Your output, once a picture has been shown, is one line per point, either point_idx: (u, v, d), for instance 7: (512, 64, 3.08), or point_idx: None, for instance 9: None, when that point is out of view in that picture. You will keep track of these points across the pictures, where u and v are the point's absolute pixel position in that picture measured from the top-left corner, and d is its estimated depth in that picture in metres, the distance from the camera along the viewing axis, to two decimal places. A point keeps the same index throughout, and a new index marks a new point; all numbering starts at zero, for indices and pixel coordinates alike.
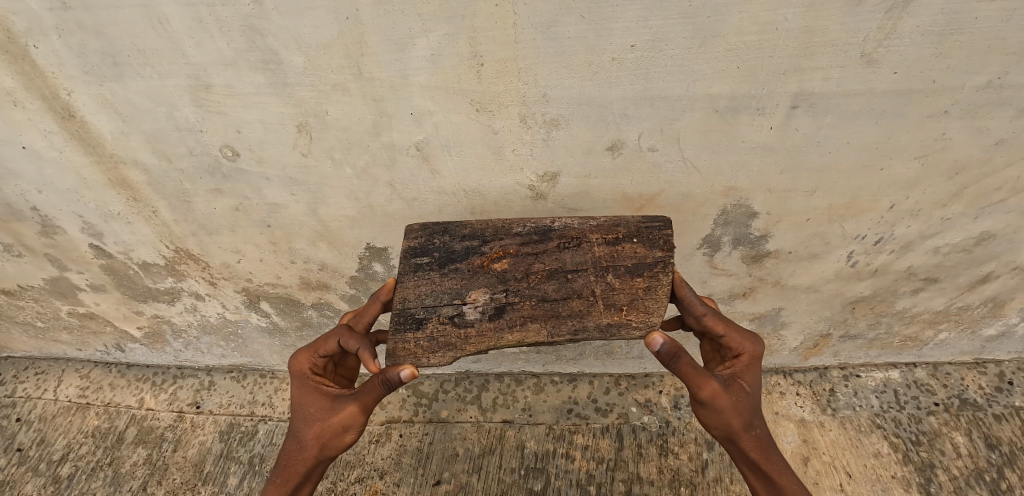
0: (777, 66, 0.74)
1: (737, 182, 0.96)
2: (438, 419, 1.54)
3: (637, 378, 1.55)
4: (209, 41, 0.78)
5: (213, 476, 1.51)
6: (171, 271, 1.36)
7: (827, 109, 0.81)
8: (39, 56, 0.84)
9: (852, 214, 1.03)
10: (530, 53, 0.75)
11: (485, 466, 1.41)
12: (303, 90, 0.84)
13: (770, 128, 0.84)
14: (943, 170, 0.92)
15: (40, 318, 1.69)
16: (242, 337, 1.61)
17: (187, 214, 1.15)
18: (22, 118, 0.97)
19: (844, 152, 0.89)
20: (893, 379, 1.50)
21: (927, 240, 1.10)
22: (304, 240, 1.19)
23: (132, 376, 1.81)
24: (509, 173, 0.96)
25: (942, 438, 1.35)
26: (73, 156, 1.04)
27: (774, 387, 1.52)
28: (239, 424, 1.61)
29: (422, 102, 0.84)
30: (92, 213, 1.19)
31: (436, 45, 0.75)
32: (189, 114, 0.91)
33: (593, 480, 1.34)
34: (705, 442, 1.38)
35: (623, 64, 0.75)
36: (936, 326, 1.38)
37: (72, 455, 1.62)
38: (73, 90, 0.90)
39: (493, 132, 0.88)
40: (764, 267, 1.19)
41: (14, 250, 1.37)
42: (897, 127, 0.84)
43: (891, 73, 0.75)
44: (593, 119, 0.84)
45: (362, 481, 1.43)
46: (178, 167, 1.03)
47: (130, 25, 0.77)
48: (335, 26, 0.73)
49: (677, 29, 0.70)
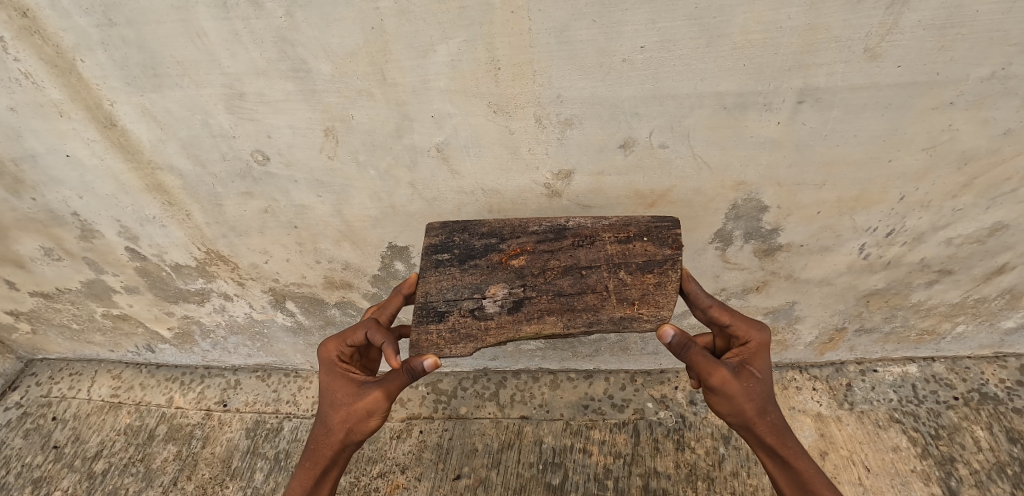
0: (782, 64, 0.77)
1: (747, 176, 0.98)
2: (457, 415, 1.58)
3: (652, 374, 1.57)
4: (243, 53, 0.84)
5: (240, 471, 1.56)
6: (202, 272, 1.42)
7: (833, 103, 0.83)
8: (85, 69, 0.91)
9: (863, 206, 1.05)
10: (544, 57, 0.78)
11: (503, 460, 1.43)
12: (331, 96, 0.89)
13: (777, 124, 0.87)
14: (951, 161, 0.94)
15: (76, 320, 1.77)
16: (267, 336, 1.66)
17: (218, 216, 1.21)
18: (67, 128, 1.04)
19: (851, 144, 0.91)
20: (910, 373, 1.50)
21: (939, 231, 1.11)
22: (328, 240, 1.24)
23: (161, 376, 1.88)
24: (525, 172, 1.00)
25: (962, 432, 1.35)
26: (113, 163, 1.10)
27: (790, 382, 1.53)
28: (265, 421, 1.67)
29: (442, 105, 0.88)
30: (130, 218, 1.25)
31: (455, 50, 0.79)
32: (223, 121, 0.97)
33: (610, 474, 1.36)
34: (721, 437, 1.39)
35: (633, 64, 0.79)
36: (952, 318, 1.38)
37: (106, 452, 1.69)
38: (114, 100, 0.96)
39: (510, 132, 0.92)
40: (776, 261, 1.21)
41: (54, 255, 1.44)
42: (902, 119, 0.86)
43: (893, 66, 0.77)
44: (604, 118, 0.88)
45: (384, 476, 1.47)
46: (211, 172, 1.09)
47: (170, 39, 0.83)
48: (361, 35, 0.78)
49: (685, 29, 0.73)
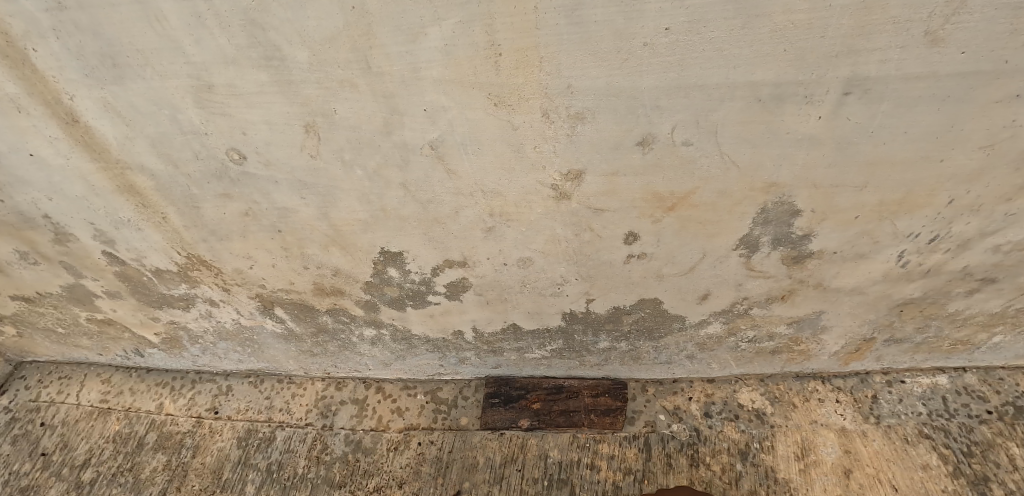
0: (829, 49, 0.66)
1: (780, 178, 0.87)
2: (456, 426, 1.48)
3: (664, 384, 1.48)
4: (208, 38, 0.74)
5: (231, 483, 1.49)
6: (184, 277, 1.33)
7: (884, 95, 0.73)
8: (38, 60, 0.81)
9: (907, 210, 0.94)
10: (551, 40, 0.68)
11: (507, 476, 1.34)
12: (310, 87, 0.79)
13: (818, 119, 0.76)
14: (1011, 161, 0.82)
15: (61, 324, 1.70)
16: (258, 343, 1.58)
17: (197, 219, 1.12)
18: (27, 125, 0.95)
19: (899, 142, 0.80)
20: (940, 385, 1.36)
21: (987, 238, 1.00)
22: (316, 244, 1.15)
23: (151, 381, 1.81)
24: (530, 172, 0.90)
25: (997, 450, 1.20)
26: (80, 162, 1.01)
27: (811, 394, 1.41)
28: (257, 430, 1.59)
29: (435, 97, 0.78)
30: (104, 221, 1.17)
31: (449, 34, 0.69)
32: (194, 116, 0.87)
33: (619, 492, 1.27)
34: (738, 453, 1.30)
35: (655, 49, 0.68)
36: (990, 329, 1.27)
37: (94, 460, 1.62)
38: (74, 94, 0.87)
39: (512, 127, 0.82)
40: (805, 268, 1.10)
41: (30, 259, 1.37)
42: (961, 114, 0.75)
43: (957, 53, 0.66)
44: (621, 111, 0.78)
45: (380, 491, 1.38)
46: (186, 171, 1.00)
47: (127, 24, 0.74)
48: (340, 17, 0.68)
49: (718, 7, 0.62)
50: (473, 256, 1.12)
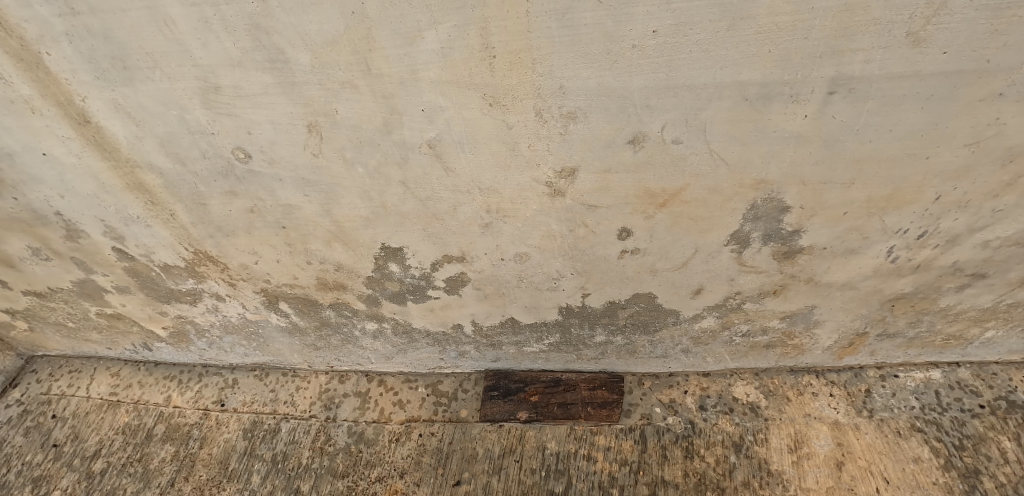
0: (814, 49, 0.69)
1: (769, 175, 0.90)
2: (457, 418, 1.51)
3: (660, 377, 1.51)
4: (214, 41, 0.77)
5: (237, 473, 1.53)
6: (192, 272, 1.37)
7: (869, 95, 0.75)
8: (52, 63, 0.85)
9: (895, 206, 0.96)
10: (545, 42, 0.71)
11: (506, 467, 1.37)
12: (312, 89, 0.82)
13: (804, 117, 0.79)
14: (996, 158, 0.84)
15: (71, 319, 1.74)
16: (263, 337, 1.61)
17: (204, 216, 1.15)
18: (40, 125, 0.98)
19: (885, 140, 0.82)
20: (933, 380, 1.37)
21: (975, 233, 1.02)
22: (319, 240, 1.18)
23: (158, 375, 1.85)
24: (525, 169, 0.93)
25: (988, 443, 1.22)
26: (91, 161, 1.05)
27: (805, 387, 1.43)
28: (262, 422, 1.63)
29: (433, 97, 0.81)
30: (114, 217, 1.20)
31: (445, 37, 0.71)
32: (200, 116, 0.90)
33: (615, 482, 1.30)
34: (732, 445, 1.33)
35: (645, 51, 0.71)
36: (982, 323, 1.28)
37: (105, 451, 1.67)
38: (85, 95, 0.90)
39: (508, 126, 0.85)
40: (796, 264, 1.12)
41: (42, 255, 1.41)
42: (945, 112, 0.77)
43: (939, 52, 0.68)
44: (612, 110, 0.80)
45: (382, 481, 1.42)
46: (193, 170, 1.03)
47: (137, 28, 0.77)
48: (341, 21, 0.71)
49: (705, 11, 0.65)
50: (472, 251, 1.15)
